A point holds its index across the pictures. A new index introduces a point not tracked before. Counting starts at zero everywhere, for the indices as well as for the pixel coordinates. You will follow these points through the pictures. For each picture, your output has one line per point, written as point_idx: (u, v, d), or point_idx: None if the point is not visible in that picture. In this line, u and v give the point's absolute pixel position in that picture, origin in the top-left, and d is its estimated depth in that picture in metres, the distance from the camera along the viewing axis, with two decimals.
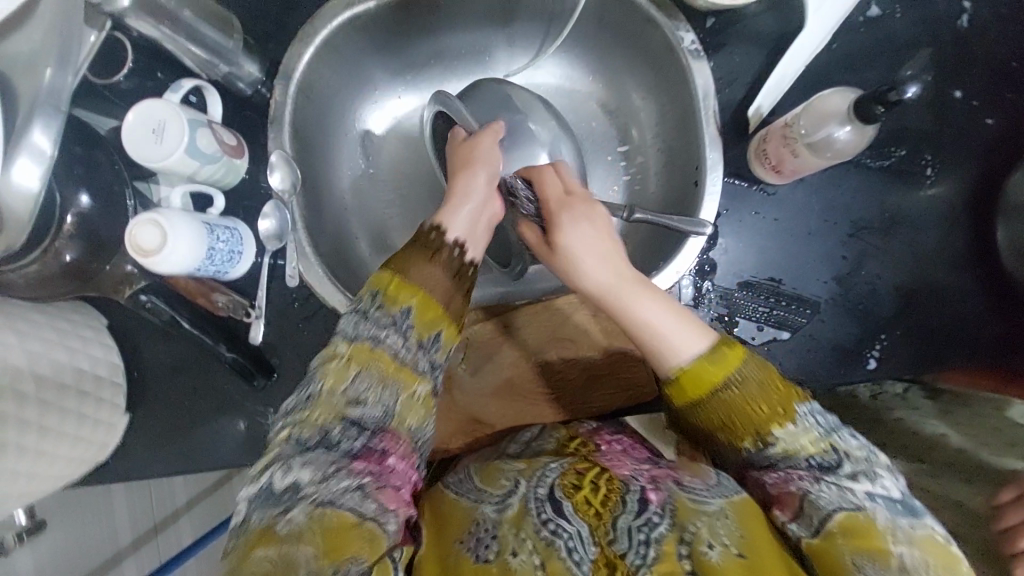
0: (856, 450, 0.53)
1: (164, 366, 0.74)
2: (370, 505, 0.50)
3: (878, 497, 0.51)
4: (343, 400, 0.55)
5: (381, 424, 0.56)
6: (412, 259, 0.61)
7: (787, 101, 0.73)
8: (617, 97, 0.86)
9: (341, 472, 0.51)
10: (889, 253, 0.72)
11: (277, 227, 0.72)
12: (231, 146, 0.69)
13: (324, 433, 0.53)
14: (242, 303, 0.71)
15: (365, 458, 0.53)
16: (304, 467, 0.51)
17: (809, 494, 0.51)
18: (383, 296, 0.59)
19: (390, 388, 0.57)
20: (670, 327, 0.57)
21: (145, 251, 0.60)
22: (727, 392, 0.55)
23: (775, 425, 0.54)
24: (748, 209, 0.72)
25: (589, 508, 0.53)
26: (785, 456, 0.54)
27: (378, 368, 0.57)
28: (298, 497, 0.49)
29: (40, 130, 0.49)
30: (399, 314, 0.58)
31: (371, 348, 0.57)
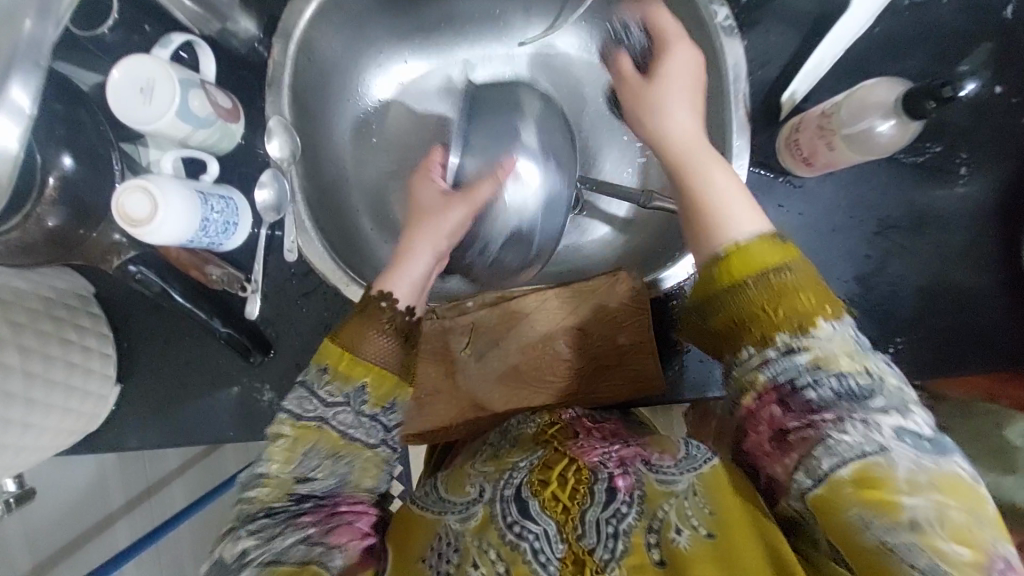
0: (890, 378, 0.47)
1: (155, 339, 0.71)
2: (317, 549, 0.51)
3: (907, 435, 0.44)
4: (292, 477, 0.53)
5: (331, 492, 0.54)
6: (361, 330, 0.56)
7: (821, 87, 0.69)
8: None
9: (287, 529, 0.51)
10: (913, 254, 0.70)
11: (274, 199, 0.69)
12: (225, 109, 0.64)
13: (270, 508, 0.53)
14: (238, 276, 0.68)
15: (311, 513, 0.53)
16: (250, 534, 0.51)
17: (830, 437, 0.44)
18: (334, 372, 0.54)
19: (343, 459, 0.54)
20: (736, 204, 0.54)
21: (135, 222, 0.56)
22: (775, 279, 0.50)
23: (823, 317, 0.48)
24: (772, 201, 0.69)
25: (557, 503, 0.51)
26: (813, 382, 0.46)
27: (327, 442, 0.54)
28: (246, 563, 0.50)
29: (17, 86, 0.40)
30: (353, 393, 0.54)
31: (317, 427, 0.54)
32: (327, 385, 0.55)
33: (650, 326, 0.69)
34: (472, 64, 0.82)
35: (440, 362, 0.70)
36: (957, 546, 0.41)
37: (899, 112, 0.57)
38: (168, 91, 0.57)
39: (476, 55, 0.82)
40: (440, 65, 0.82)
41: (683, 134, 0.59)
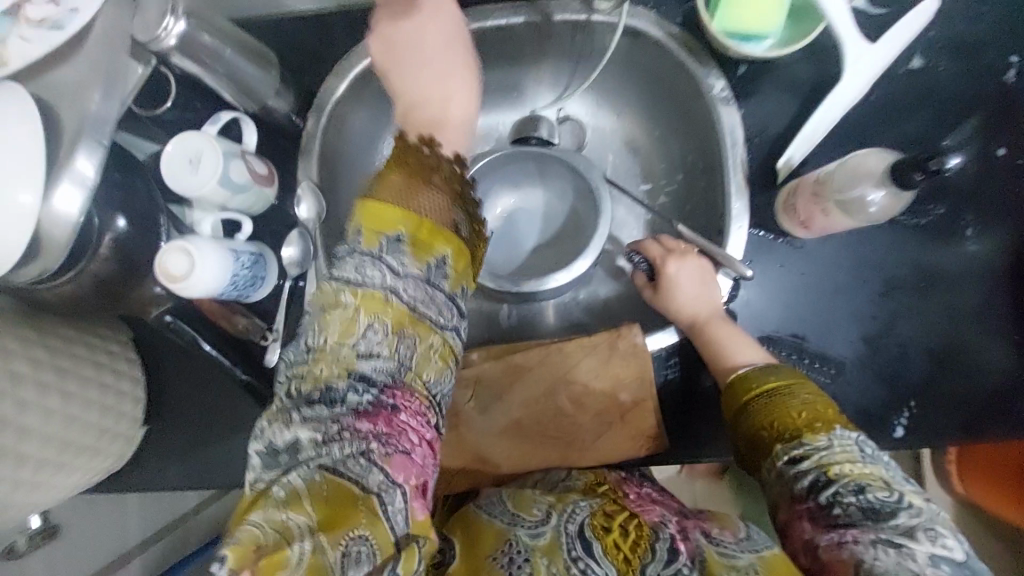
0: (913, 496, 0.47)
1: (183, 383, 0.76)
2: (376, 475, 0.43)
3: (942, 563, 0.43)
4: (351, 352, 0.47)
5: (395, 378, 0.48)
6: (398, 182, 0.54)
7: (818, 152, 0.71)
8: (643, 136, 0.85)
9: (344, 435, 0.44)
10: (923, 315, 0.69)
11: (300, 256, 0.74)
12: (261, 175, 0.72)
13: (328, 388, 0.46)
14: (261, 326, 0.74)
15: (371, 417, 0.46)
16: (303, 424, 0.45)
17: (863, 562, 0.44)
18: (408, 240, 0.51)
19: (406, 336, 0.49)
20: (738, 341, 0.63)
21: (175, 280, 0.62)
22: (778, 400, 0.56)
23: (821, 431, 0.52)
24: (775, 261, 0.70)
25: (619, 552, 0.55)
26: (834, 498, 0.48)
27: (392, 314, 0.49)
28: (298, 457, 0.44)
29: (84, 158, 0.54)
30: (391, 241, 0.51)
31: (384, 297, 0.49)
32: (398, 250, 0.50)
33: (651, 383, 0.69)
34: (487, 130, 0.89)
35: (444, 414, 0.71)
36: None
37: (889, 180, 0.58)
38: (211, 163, 0.65)
39: (492, 121, 0.89)
40: None
41: (699, 309, 0.66)
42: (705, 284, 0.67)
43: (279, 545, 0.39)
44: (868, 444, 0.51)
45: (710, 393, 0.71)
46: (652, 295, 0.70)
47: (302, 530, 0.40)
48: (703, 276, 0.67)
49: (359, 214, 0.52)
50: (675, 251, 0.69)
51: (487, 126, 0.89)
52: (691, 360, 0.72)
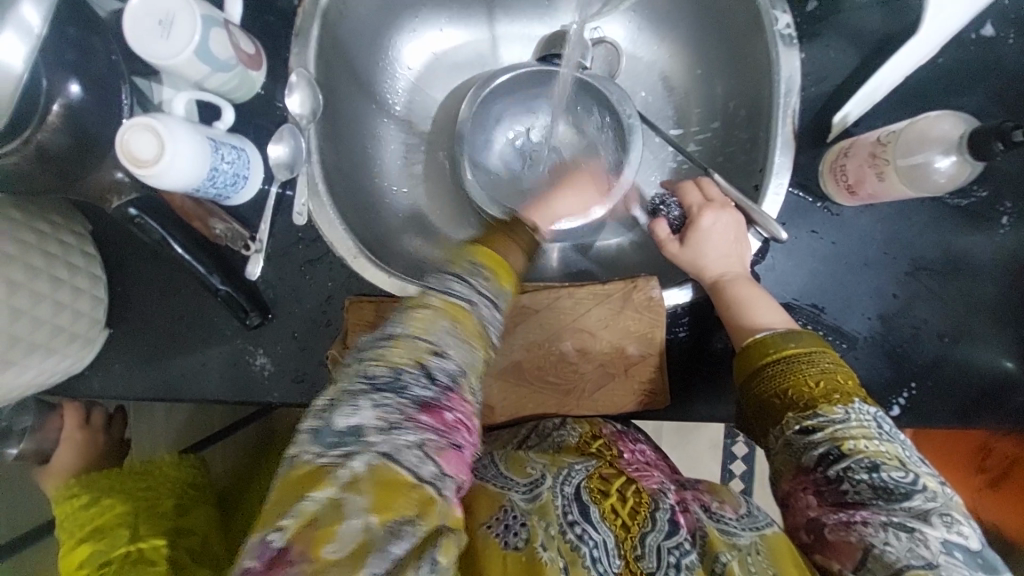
0: (929, 478, 0.46)
1: (149, 287, 0.68)
2: (429, 466, 0.39)
3: (955, 549, 0.42)
4: (426, 347, 0.42)
5: (458, 381, 0.42)
6: (501, 244, 0.56)
7: (876, 112, 0.65)
8: (683, 74, 0.77)
9: (408, 425, 0.39)
10: (943, 299, 0.67)
11: (289, 156, 0.65)
12: (247, 55, 0.61)
13: (399, 373, 0.40)
14: (243, 234, 0.65)
15: (432, 414, 0.40)
16: (373, 405, 0.39)
17: (874, 547, 0.44)
18: (484, 269, 0.51)
19: (476, 346, 0.45)
20: (761, 303, 0.60)
21: (141, 165, 0.53)
22: (798, 367, 0.52)
23: (838, 402, 0.49)
24: (806, 225, 0.66)
25: (617, 518, 0.51)
26: (845, 474, 0.46)
27: (470, 325, 0.45)
28: (361, 441, 0.38)
29: (29, 4, 0.43)
30: (483, 278, 0.49)
31: (466, 309, 0.46)
32: (480, 276, 0.49)
33: (661, 339, 0.66)
34: (511, 43, 0.79)
35: None
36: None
37: (964, 147, 0.53)
38: (189, 28, 0.54)
39: (517, 32, 0.78)
40: (476, 37, 0.78)
41: (724, 269, 0.63)
42: (736, 240, 0.63)
43: (331, 519, 0.36)
44: (885, 421, 0.49)
45: (718, 354, 0.69)
46: (678, 249, 0.65)
47: (355, 510, 0.37)
48: (734, 231, 0.63)
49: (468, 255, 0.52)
50: (714, 203, 0.64)
51: (511, 37, 0.78)
52: (702, 320, 0.69)
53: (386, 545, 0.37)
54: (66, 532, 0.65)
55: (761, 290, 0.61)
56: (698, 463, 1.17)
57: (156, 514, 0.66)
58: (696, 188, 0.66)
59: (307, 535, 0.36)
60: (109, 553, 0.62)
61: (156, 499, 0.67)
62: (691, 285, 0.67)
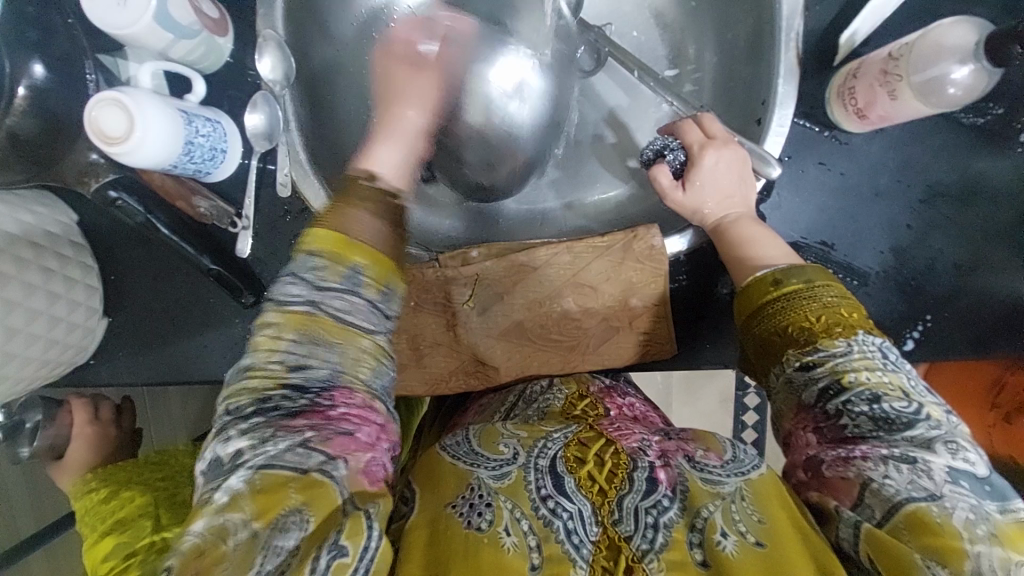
0: (935, 408, 0.44)
1: (143, 274, 0.67)
2: (314, 457, 0.41)
3: (961, 478, 0.41)
4: (279, 368, 0.45)
5: (329, 383, 0.45)
6: (343, 211, 0.51)
7: (889, 28, 0.60)
8: (676, 6, 0.72)
9: (279, 433, 0.42)
10: (960, 227, 0.64)
11: (267, 125, 0.63)
12: (212, 19, 0.58)
13: (262, 398, 0.44)
14: (228, 211, 0.63)
15: (310, 415, 0.44)
16: (240, 434, 0.42)
17: (873, 480, 0.42)
18: (325, 257, 0.48)
19: (333, 346, 0.46)
20: (763, 241, 0.57)
21: (113, 143, 0.51)
22: (802, 304, 0.50)
23: (840, 335, 0.48)
24: (814, 157, 0.63)
25: (593, 484, 0.48)
26: (845, 407, 0.45)
27: (315, 328, 0.46)
28: (236, 466, 0.41)
29: None
30: (301, 265, 0.47)
31: (305, 313, 0.46)
32: (312, 269, 0.47)
33: (666, 288, 0.65)
34: None
35: (440, 312, 0.66)
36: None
37: (982, 54, 0.49)
38: None
39: None
40: None
41: (726, 210, 0.60)
42: (736, 178, 0.59)
43: (215, 544, 0.37)
44: (887, 350, 0.47)
45: (725, 301, 0.67)
46: (682, 197, 0.61)
47: (237, 525, 0.38)
48: (733, 172, 0.59)
49: (307, 241, 0.50)
50: (716, 139, 0.60)
51: None
52: (706, 267, 0.67)
53: (268, 544, 0.38)
54: (87, 527, 0.60)
55: (766, 228, 0.59)
56: (709, 417, 1.17)
57: (179, 502, 0.61)
58: (695, 129, 0.62)
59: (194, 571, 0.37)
60: (132, 544, 0.55)
61: (175, 489, 0.63)
62: (690, 231, 0.64)
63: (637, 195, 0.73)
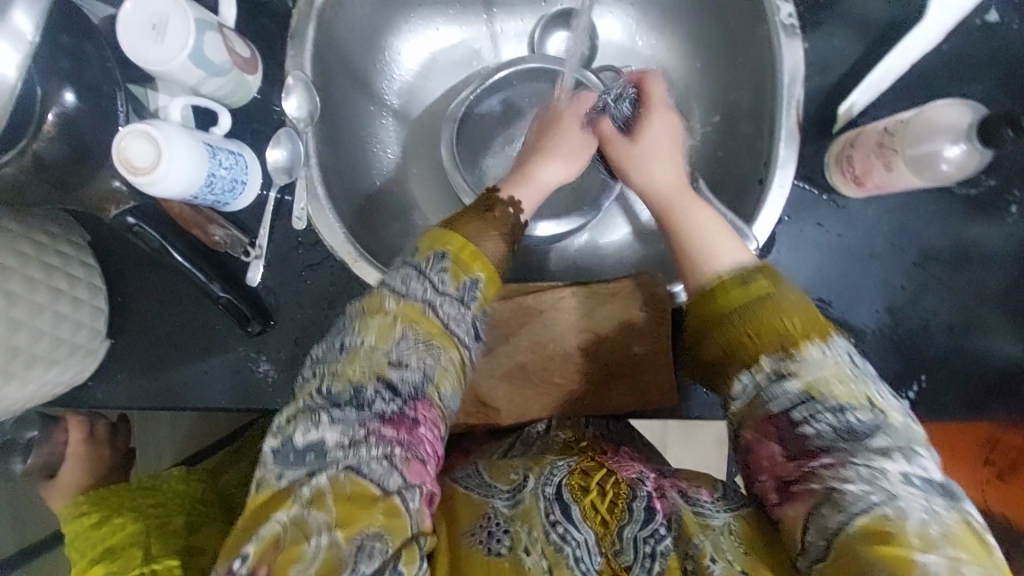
0: (893, 414, 0.46)
1: (151, 297, 0.68)
2: (394, 478, 0.45)
3: (914, 479, 0.43)
4: (386, 360, 0.49)
5: (416, 391, 0.49)
6: (470, 221, 0.58)
7: (883, 101, 0.64)
8: (684, 66, 0.76)
9: (371, 439, 0.46)
10: (952, 290, 0.66)
11: (287, 160, 0.64)
12: (243, 59, 0.60)
13: (356, 390, 0.48)
14: (241, 239, 0.64)
15: (394, 424, 0.47)
16: (331, 424, 0.46)
17: (835, 490, 0.43)
18: (453, 259, 0.54)
19: (432, 347, 0.51)
20: (709, 228, 0.58)
21: (136, 173, 0.52)
22: (761, 308, 0.50)
23: (811, 342, 0.48)
24: (812, 218, 0.65)
25: (597, 514, 0.51)
26: (811, 417, 0.46)
27: (425, 327, 0.51)
28: (323, 458, 0.45)
29: (21, 11, 0.45)
30: (433, 260, 0.54)
31: (422, 310, 0.52)
32: (442, 270, 0.54)
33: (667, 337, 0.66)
34: (508, 37, 0.77)
35: None
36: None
37: (974, 135, 0.52)
38: (181, 33, 0.53)
39: (515, 26, 0.77)
40: (473, 34, 0.77)
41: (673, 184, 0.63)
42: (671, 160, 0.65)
43: (297, 540, 0.42)
44: (852, 357, 0.49)
45: None
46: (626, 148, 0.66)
47: (320, 526, 0.42)
48: (671, 140, 0.66)
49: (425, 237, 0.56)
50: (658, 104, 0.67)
51: (509, 33, 0.77)
52: None
53: (351, 566, 0.41)
54: (79, 552, 0.61)
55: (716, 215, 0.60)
56: (706, 462, 1.16)
57: (170, 532, 0.61)
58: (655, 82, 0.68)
59: (270, 556, 0.41)
60: None
61: (168, 516, 0.62)
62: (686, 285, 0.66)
63: (642, 242, 0.75)
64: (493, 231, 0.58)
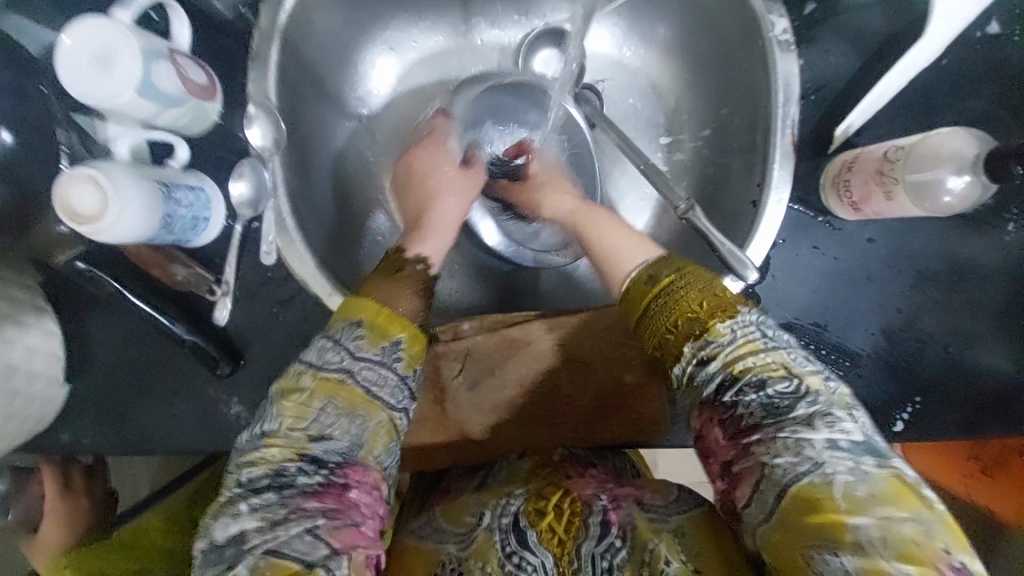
0: (812, 375, 0.46)
1: (111, 339, 0.63)
2: (320, 550, 0.43)
3: (839, 442, 0.43)
4: (303, 436, 0.46)
5: (345, 458, 0.47)
6: (387, 287, 0.55)
7: (880, 119, 0.61)
8: (672, 79, 0.72)
9: (292, 517, 0.44)
10: (947, 311, 0.64)
11: (252, 193, 0.60)
12: (200, 85, 0.56)
13: (278, 470, 0.45)
14: (207, 277, 0.60)
15: (322, 497, 0.45)
16: (253, 511, 0.44)
17: (768, 466, 0.43)
18: (368, 327, 0.51)
19: (357, 416, 0.48)
20: (619, 243, 0.59)
21: (86, 222, 0.48)
22: (670, 294, 0.51)
23: (723, 318, 0.48)
24: (807, 241, 0.63)
25: (553, 536, 0.54)
26: (738, 398, 0.46)
27: (346, 398, 0.48)
28: (243, 549, 0.43)
29: None
30: (348, 330, 0.50)
31: (339, 380, 0.48)
32: (356, 339, 0.50)
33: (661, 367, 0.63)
34: (489, 49, 0.73)
35: (428, 388, 0.64)
36: (900, 563, 0.38)
37: (979, 168, 0.51)
38: (128, 66, 0.49)
39: (495, 37, 0.73)
40: (451, 46, 0.73)
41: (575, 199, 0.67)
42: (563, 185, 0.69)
43: None
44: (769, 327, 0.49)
45: None
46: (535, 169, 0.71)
47: None
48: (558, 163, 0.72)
49: (341, 308, 0.53)
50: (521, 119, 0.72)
51: (489, 45, 0.73)
52: None
53: None
54: None
55: (616, 220, 0.63)
56: None
57: None
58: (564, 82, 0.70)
59: None
60: None
61: None
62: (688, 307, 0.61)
63: None
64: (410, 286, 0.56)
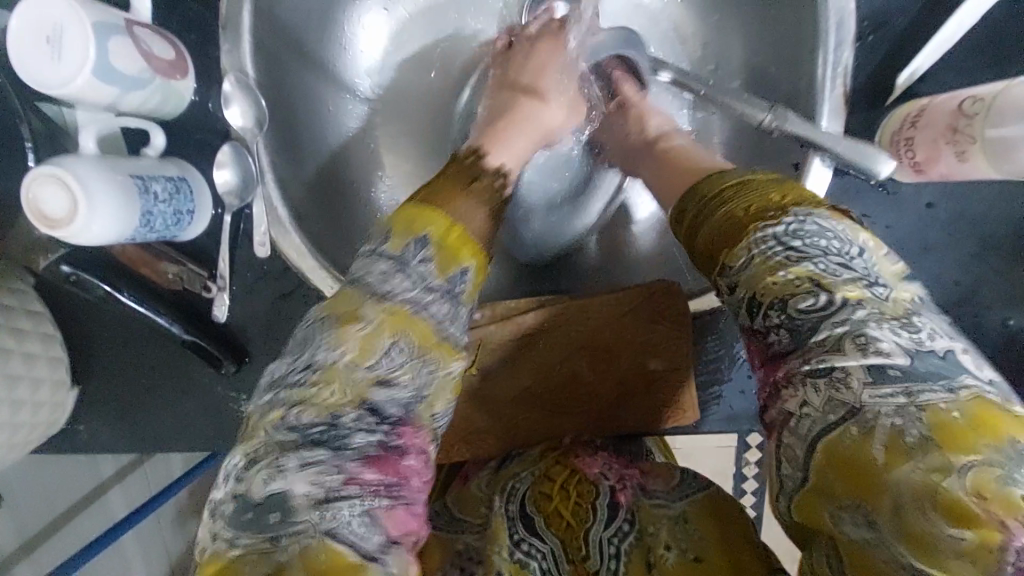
0: (849, 286, 0.34)
1: (111, 340, 0.60)
2: (374, 537, 0.33)
3: (888, 368, 0.31)
4: (367, 377, 0.38)
5: (406, 413, 0.38)
6: (445, 189, 0.47)
7: (945, 64, 0.52)
8: (700, 23, 0.63)
9: (349, 486, 0.34)
10: (1014, 282, 0.56)
11: (239, 181, 0.55)
12: (166, 61, 0.50)
13: (332, 418, 0.36)
14: (199, 274, 0.57)
15: (380, 464, 0.35)
16: (303, 469, 0.34)
17: (795, 412, 0.34)
18: (436, 245, 0.42)
19: (426, 362, 0.40)
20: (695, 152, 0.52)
21: (58, 225, 0.45)
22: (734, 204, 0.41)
23: (764, 223, 0.38)
24: (857, 209, 0.56)
25: (561, 520, 0.50)
26: (771, 320, 0.35)
27: (415, 335, 0.40)
28: (290, 520, 0.32)
29: None
30: (415, 244, 0.42)
31: (410, 311, 0.40)
32: (423, 256, 0.42)
33: (687, 351, 0.60)
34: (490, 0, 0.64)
35: None
36: (956, 528, 0.28)
37: None
38: (79, 44, 0.43)
39: None
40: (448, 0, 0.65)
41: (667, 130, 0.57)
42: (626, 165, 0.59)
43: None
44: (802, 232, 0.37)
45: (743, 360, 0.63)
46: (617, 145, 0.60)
47: None
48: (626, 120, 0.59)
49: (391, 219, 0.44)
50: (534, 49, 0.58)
51: None
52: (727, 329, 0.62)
53: None
54: None
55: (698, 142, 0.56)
56: None
57: None
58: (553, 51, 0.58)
59: None
60: None
61: None
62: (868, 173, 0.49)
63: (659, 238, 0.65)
64: (474, 197, 0.47)
